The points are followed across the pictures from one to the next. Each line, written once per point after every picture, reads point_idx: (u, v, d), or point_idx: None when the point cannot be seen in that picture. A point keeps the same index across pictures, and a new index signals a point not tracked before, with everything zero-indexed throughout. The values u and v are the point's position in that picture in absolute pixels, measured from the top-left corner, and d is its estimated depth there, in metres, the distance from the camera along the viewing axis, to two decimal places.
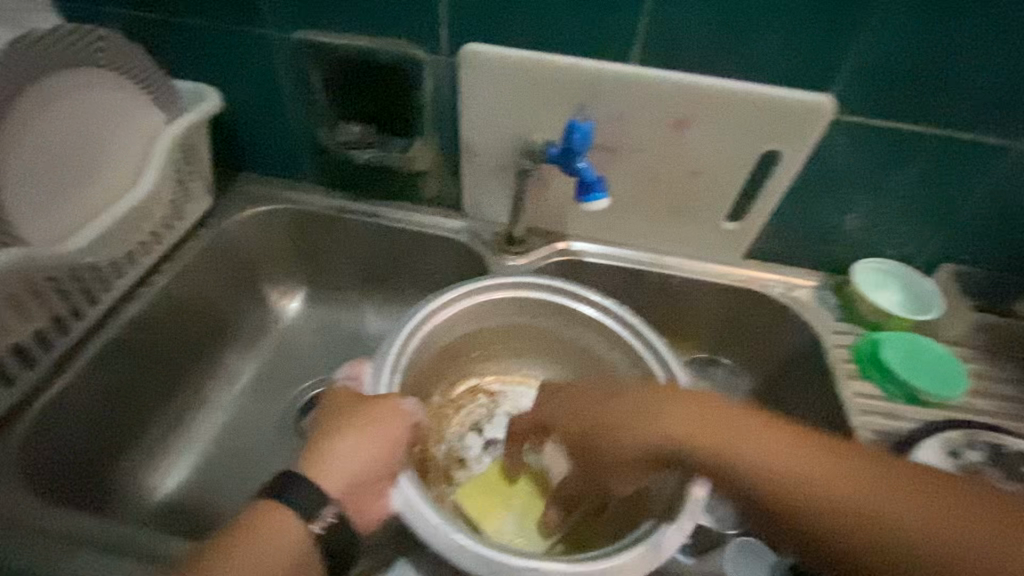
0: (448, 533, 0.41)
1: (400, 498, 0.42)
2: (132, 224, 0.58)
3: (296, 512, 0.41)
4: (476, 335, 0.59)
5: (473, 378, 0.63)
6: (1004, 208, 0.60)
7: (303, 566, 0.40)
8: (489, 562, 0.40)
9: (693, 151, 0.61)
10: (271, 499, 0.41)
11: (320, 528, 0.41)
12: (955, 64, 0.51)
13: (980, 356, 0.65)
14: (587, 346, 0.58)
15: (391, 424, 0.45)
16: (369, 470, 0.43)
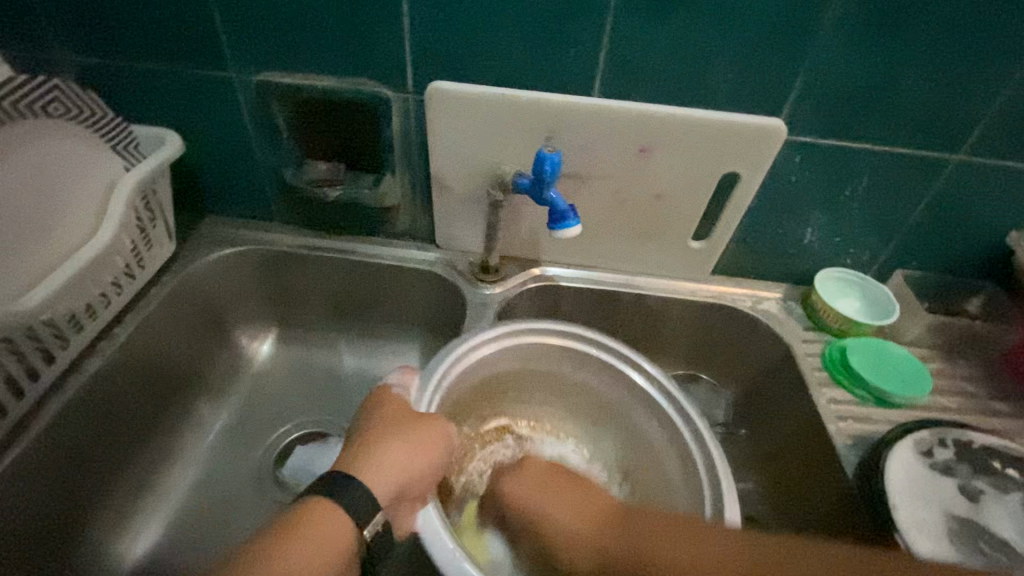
0: (459, 560, 0.41)
1: (424, 520, 0.43)
2: (90, 277, 0.56)
3: (347, 513, 0.42)
4: (503, 376, 0.61)
5: (504, 419, 0.64)
6: (947, 214, 0.64)
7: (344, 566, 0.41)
8: None
9: (654, 177, 0.63)
10: (322, 497, 0.42)
11: (370, 533, 0.42)
12: (894, 87, 0.55)
13: (938, 357, 0.68)
14: (586, 379, 0.62)
15: (432, 444, 0.47)
16: (401, 486, 0.45)
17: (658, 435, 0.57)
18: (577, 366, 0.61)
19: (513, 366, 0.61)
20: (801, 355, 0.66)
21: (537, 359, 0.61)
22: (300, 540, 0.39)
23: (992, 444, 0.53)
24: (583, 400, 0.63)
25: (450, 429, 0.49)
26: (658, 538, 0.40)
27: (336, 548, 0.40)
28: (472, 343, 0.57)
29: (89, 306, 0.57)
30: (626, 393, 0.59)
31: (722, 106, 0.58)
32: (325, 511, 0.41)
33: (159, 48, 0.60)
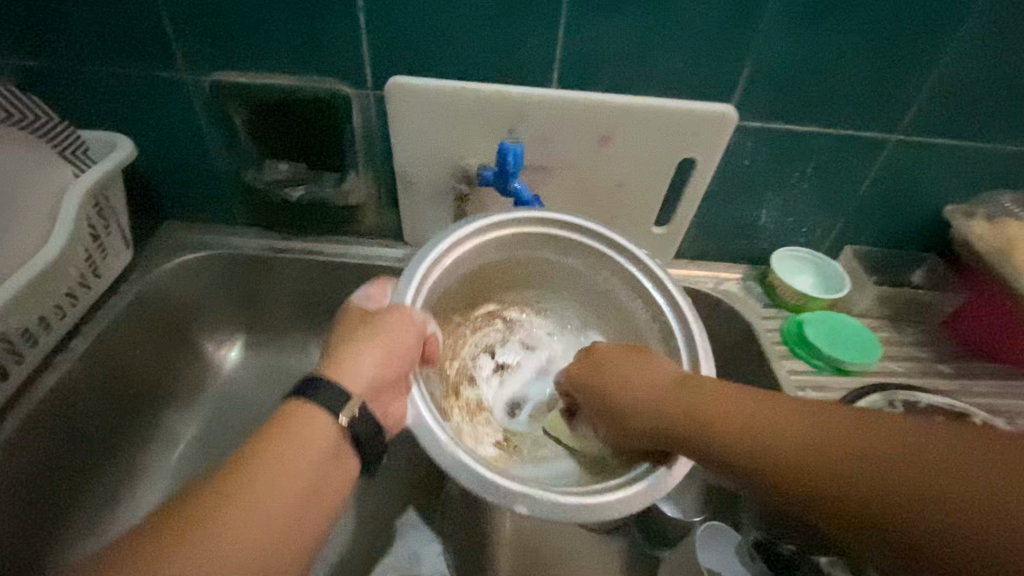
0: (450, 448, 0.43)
1: (413, 413, 0.44)
2: (43, 289, 0.53)
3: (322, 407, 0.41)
4: (487, 267, 0.60)
5: (492, 304, 0.64)
6: (889, 191, 0.68)
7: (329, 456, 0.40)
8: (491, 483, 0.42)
9: (614, 165, 0.65)
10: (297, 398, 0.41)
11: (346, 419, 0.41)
12: (834, 72, 0.58)
13: (885, 325, 0.73)
14: (576, 268, 0.60)
15: (397, 332, 0.46)
16: (379, 375, 0.45)
17: (649, 318, 0.57)
18: (566, 253, 0.59)
19: (497, 258, 0.59)
20: (761, 330, 0.69)
21: (522, 250, 0.59)
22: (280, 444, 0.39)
23: (932, 403, 0.57)
24: (573, 284, 0.62)
25: (412, 317, 0.47)
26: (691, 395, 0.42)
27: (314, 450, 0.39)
28: (455, 239, 0.54)
29: (44, 320, 0.55)
30: (614, 277, 0.59)
31: (675, 94, 0.60)
32: (304, 415, 0.40)
33: (104, 51, 0.58)
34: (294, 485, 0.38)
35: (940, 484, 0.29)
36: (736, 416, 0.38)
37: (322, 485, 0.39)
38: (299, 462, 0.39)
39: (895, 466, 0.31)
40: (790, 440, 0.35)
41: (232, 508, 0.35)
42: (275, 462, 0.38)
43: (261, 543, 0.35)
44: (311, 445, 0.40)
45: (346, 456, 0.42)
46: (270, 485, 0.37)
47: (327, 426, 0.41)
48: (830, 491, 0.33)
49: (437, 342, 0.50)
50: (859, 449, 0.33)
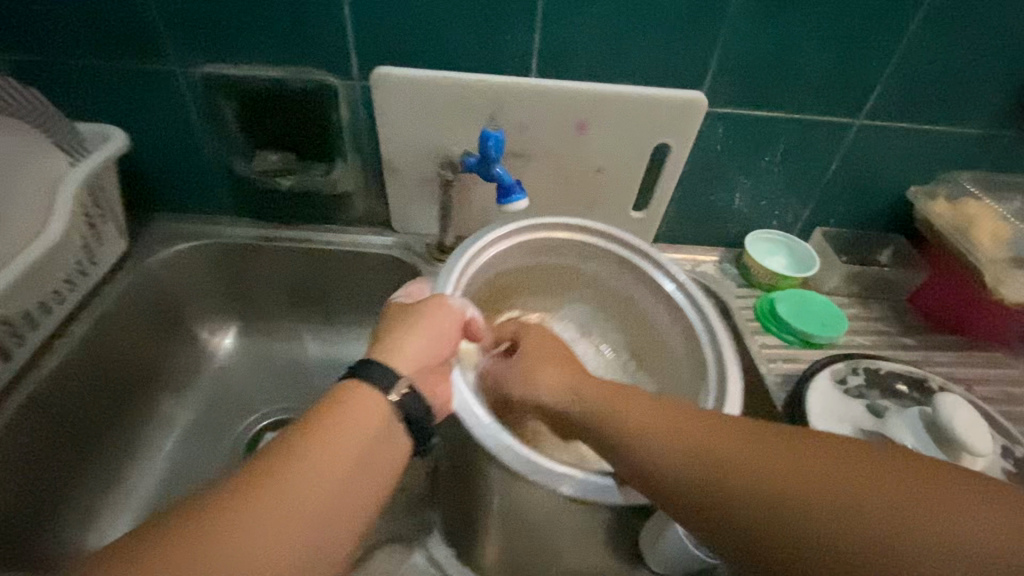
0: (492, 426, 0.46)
1: (457, 396, 0.46)
2: (42, 274, 0.55)
3: (375, 387, 0.40)
4: (514, 272, 0.63)
5: (515, 311, 0.66)
6: (855, 174, 0.71)
7: (384, 435, 0.39)
8: (528, 461, 0.45)
9: (592, 151, 0.67)
10: (351, 377, 0.40)
11: (397, 397, 0.40)
12: (798, 59, 0.61)
13: (854, 302, 0.76)
14: (597, 275, 0.63)
15: (440, 317, 0.48)
16: (426, 356, 0.45)
17: (668, 321, 0.60)
18: (588, 259, 0.62)
19: (523, 264, 0.63)
20: (735, 308, 0.72)
21: (546, 254, 0.63)
22: (326, 428, 0.37)
23: (894, 370, 0.60)
24: (594, 291, 0.65)
25: (453, 304, 0.49)
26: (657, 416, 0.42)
27: (364, 432, 0.38)
28: (483, 242, 0.58)
29: (42, 305, 0.57)
30: (637, 282, 0.61)
31: (649, 82, 0.63)
32: (359, 394, 0.39)
33: (96, 45, 0.60)
34: (352, 474, 0.36)
35: (897, 509, 0.32)
36: (711, 450, 0.38)
37: (376, 469, 0.38)
38: (355, 450, 0.37)
39: (866, 494, 0.33)
40: (762, 469, 0.35)
41: (290, 494, 0.34)
42: (330, 450, 0.36)
43: (323, 529, 0.34)
44: (368, 430, 0.38)
45: (401, 440, 0.41)
46: (328, 472, 0.35)
47: (383, 411, 0.40)
48: (804, 530, 0.33)
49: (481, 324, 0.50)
50: (827, 483, 0.34)
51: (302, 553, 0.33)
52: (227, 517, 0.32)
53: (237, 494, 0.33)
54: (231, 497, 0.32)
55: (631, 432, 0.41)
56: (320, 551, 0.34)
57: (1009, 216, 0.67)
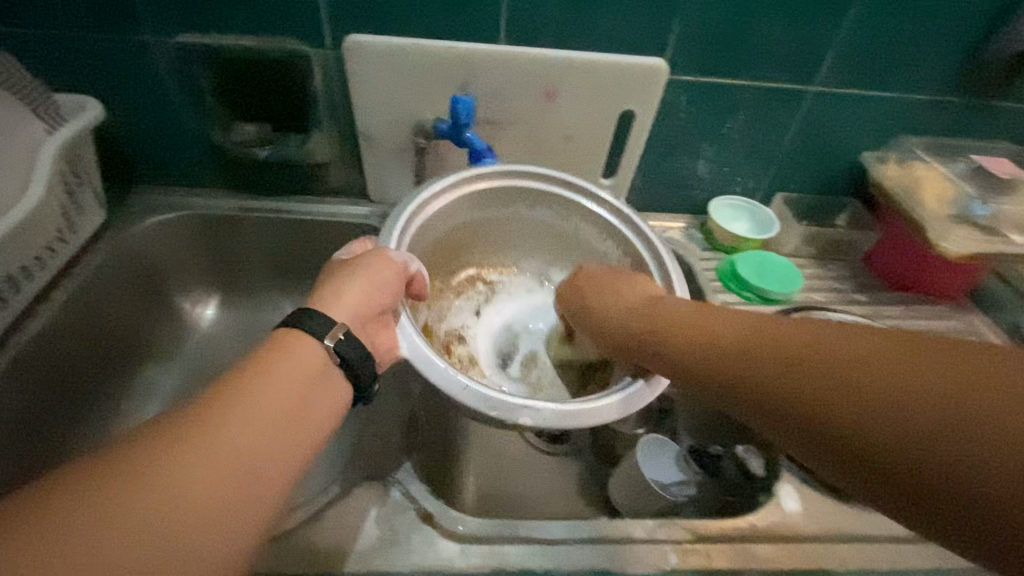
0: (452, 374, 0.45)
1: (407, 343, 0.46)
2: (23, 239, 0.57)
3: (309, 333, 0.40)
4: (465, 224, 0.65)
5: (472, 270, 0.70)
6: (811, 140, 0.75)
7: (316, 377, 0.38)
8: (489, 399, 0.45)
9: (561, 119, 0.70)
10: (285, 326, 0.40)
11: (333, 340, 0.40)
12: (756, 27, 0.64)
13: (812, 263, 0.80)
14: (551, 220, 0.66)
15: (377, 263, 0.47)
16: (365, 303, 0.45)
17: (614, 253, 0.63)
18: (538, 206, 0.64)
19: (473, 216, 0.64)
20: (699, 269, 0.76)
21: (494, 205, 0.64)
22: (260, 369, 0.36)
23: (843, 320, 0.66)
24: (549, 236, 0.68)
25: (392, 257, 0.49)
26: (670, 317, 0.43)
27: (294, 373, 0.37)
28: (423, 197, 0.57)
29: (25, 269, 0.58)
30: (586, 223, 0.64)
31: (614, 50, 0.66)
32: (291, 340, 0.39)
33: (68, 14, 0.61)
34: (281, 404, 0.35)
35: (949, 394, 0.26)
36: (731, 347, 0.36)
37: (311, 405, 0.37)
38: (286, 386, 0.36)
39: (911, 378, 0.27)
40: (789, 357, 0.32)
41: (211, 423, 0.32)
42: (254, 385, 0.35)
43: (250, 458, 0.32)
44: (298, 368, 0.37)
45: (335, 378, 0.40)
46: (253, 401, 0.34)
47: (316, 349, 0.39)
48: (830, 414, 0.29)
49: (425, 277, 0.51)
50: (864, 368, 0.29)
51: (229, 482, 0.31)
52: (144, 451, 0.30)
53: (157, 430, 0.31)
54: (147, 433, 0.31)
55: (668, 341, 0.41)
56: (251, 483, 0.32)
57: (953, 175, 0.71)
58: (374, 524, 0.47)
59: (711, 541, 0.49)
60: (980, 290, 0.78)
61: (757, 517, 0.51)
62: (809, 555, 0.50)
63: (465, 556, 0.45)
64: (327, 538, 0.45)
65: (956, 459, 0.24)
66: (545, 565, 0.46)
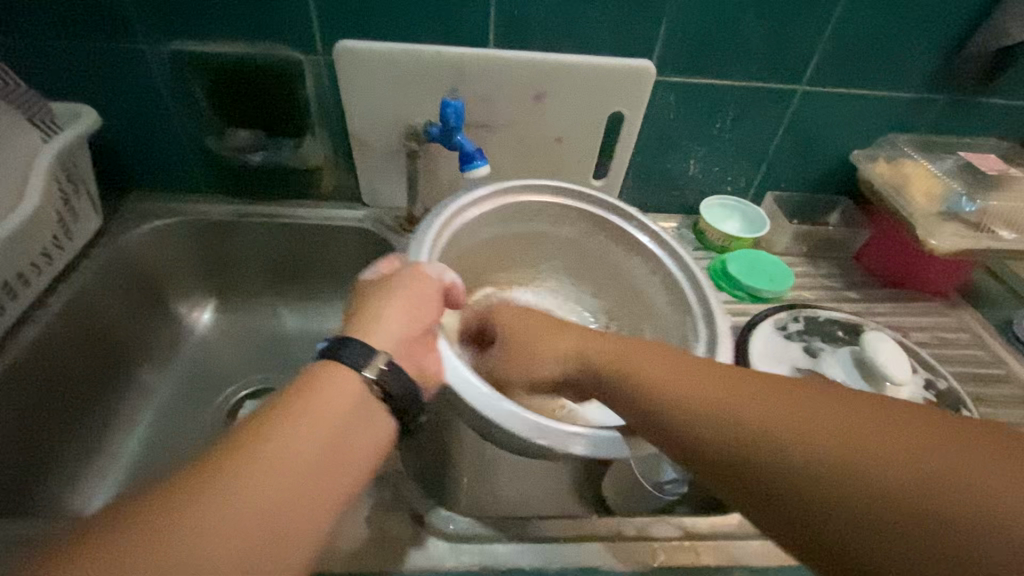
0: (497, 401, 0.44)
1: (449, 370, 0.45)
2: (21, 246, 0.57)
3: (351, 367, 0.38)
4: (488, 242, 0.65)
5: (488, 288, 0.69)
6: (801, 139, 0.75)
7: (362, 413, 0.37)
8: (537, 425, 0.43)
9: (551, 120, 0.71)
10: (323, 359, 0.38)
11: (374, 372, 0.38)
12: (743, 28, 0.64)
13: (803, 261, 0.81)
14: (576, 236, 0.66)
15: (416, 281, 0.47)
16: (412, 326, 0.44)
17: (646, 276, 0.63)
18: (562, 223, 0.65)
19: (499, 230, 0.65)
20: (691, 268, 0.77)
21: (519, 220, 0.65)
22: (302, 404, 0.35)
23: (834, 318, 0.66)
24: (571, 254, 0.68)
25: (429, 273, 0.49)
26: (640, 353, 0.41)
27: (338, 411, 0.36)
28: (458, 206, 0.59)
29: (22, 276, 0.59)
30: (610, 242, 0.65)
31: (601, 52, 0.66)
32: (333, 373, 0.37)
33: (63, 24, 0.62)
34: (314, 447, 0.34)
35: (910, 488, 0.28)
36: (706, 392, 0.36)
37: (343, 452, 0.35)
38: (316, 437, 0.34)
39: (876, 467, 0.29)
40: (760, 418, 0.33)
41: (241, 491, 0.30)
42: (282, 441, 0.33)
43: (288, 528, 0.31)
44: (328, 414, 0.35)
45: (375, 415, 0.38)
46: (281, 456, 0.32)
47: (353, 385, 0.38)
48: (785, 476, 0.31)
49: (461, 291, 0.51)
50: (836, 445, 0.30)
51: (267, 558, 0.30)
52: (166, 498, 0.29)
53: (179, 495, 0.29)
54: (171, 505, 0.29)
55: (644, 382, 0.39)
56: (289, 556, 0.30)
57: (942, 174, 0.71)
58: (365, 524, 0.47)
59: (701, 537, 0.49)
60: (969, 287, 0.79)
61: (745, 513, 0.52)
62: None
63: (455, 555, 0.46)
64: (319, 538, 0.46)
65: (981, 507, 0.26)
66: (535, 563, 0.46)
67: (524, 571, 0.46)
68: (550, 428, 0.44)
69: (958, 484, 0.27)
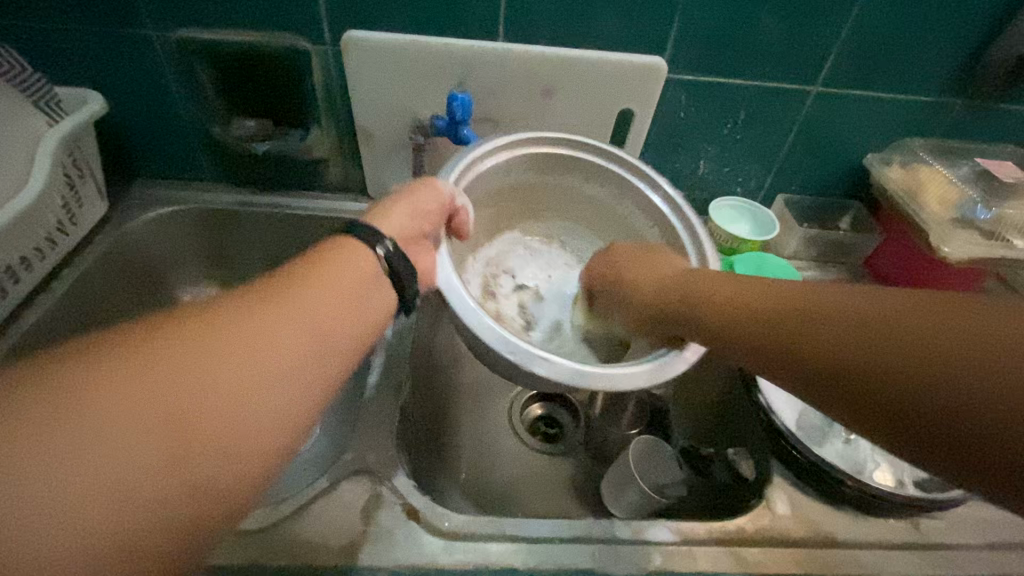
0: (477, 312, 0.45)
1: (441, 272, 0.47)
2: (26, 230, 0.58)
3: (362, 246, 0.42)
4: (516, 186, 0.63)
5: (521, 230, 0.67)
6: (813, 141, 0.74)
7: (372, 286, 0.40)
8: (509, 342, 0.44)
9: (560, 116, 0.70)
10: (338, 236, 0.42)
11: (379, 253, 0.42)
12: (757, 27, 0.63)
13: (811, 265, 0.80)
14: (596, 197, 0.63)
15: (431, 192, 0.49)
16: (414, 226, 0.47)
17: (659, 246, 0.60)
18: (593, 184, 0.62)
19: (528, 180, 0.62)
20: None
21: (546, 172, 0.62)
22: (332, 270, 0.39)
23: None
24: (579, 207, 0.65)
25: (442, 187, 0.50)
26: (706, 286, 0.44)
27: (358, 279, 0.40)
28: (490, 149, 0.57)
29: (25, 261, 0.59)
30: (635, 209, 0.61)
31: (612, 48, 0.65)
32: (347, 250, 0.41)
33: (70, 8, 0.61)
34: (312, 312, 0.35)
35: (993, 391, 0.25)
36: (780, 306, 0.37)
37: (325, 342, 0.35)
38: (299, 312, 0.35)
39: (893, 318, 0.31)
40: (824, 316, 0.34)
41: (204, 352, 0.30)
42: (258, 312, 0.33)
43: (252, 377, 0.31)
44: (328, 292, 0.37)
45: (383, 287, 0.41)
46: (266, 323, 0.33)
47: (366, 262, 0.41)
48: (875, 383, 0.30)
49: (467, 213, 0.53)
50: (845, 315, 0.33)
51: (219, 423, 0.29)
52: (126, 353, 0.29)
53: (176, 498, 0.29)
54: (127, 350, 0.29)
55: (704, 311, 0.43)
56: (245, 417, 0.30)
57: (957, 179, 0.69)
58: (357, 517, 0.46)
59: (698, 543, 0.48)
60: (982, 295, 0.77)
61: (746, 520, 0.51)
62: (796, 559, 0.49)
63: (449, 553, 0.45)
64: (314, 530, 0.45)
65: None
66: (528, 562, 0.46)
67: (517, 571, 0.45)
68: (520, 345, 0.44)
69: (1013, 345, 0.26)
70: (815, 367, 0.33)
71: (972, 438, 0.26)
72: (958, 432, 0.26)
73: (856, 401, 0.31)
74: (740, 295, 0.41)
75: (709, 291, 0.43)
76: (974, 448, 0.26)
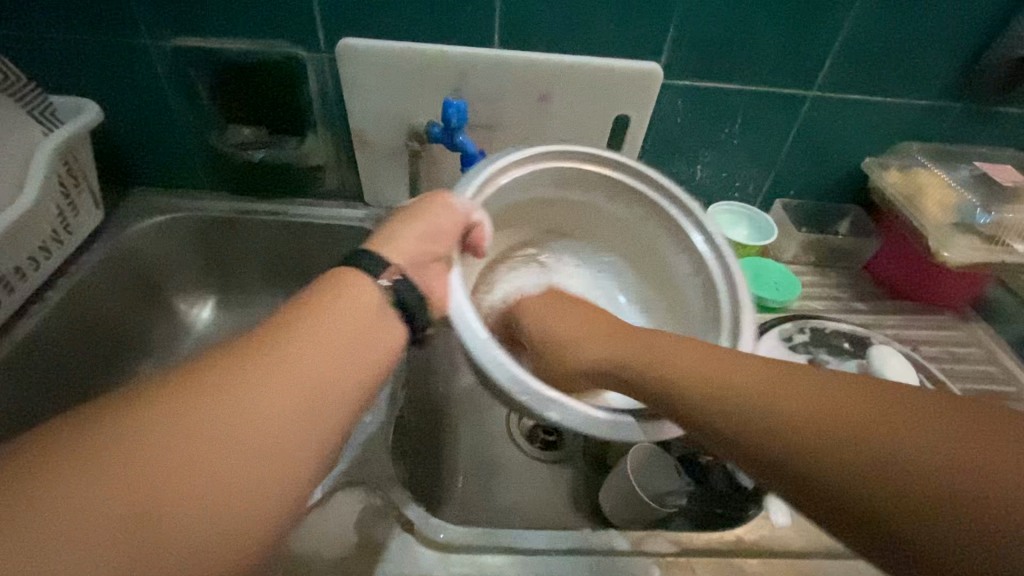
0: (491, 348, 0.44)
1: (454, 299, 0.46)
2: (20, 239, 0.57)
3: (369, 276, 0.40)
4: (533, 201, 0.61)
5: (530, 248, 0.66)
6: (811, 145, 0.74)
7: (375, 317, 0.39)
8: (522, 384, 0.43)
9: (556, 122, 0.70)
10: (346, 266, 0.40)
11: (386, 281, 0.41)
12: (753, 32, 0.63)
13: (810, 269, 0.79)
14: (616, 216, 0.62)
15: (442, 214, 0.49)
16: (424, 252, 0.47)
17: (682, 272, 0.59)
18: (616, 203, 0.60)
19: (546, 194, 0.61)
20: None
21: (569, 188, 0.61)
22: (336, 305, 0.37)
23: (842, 329, 0.65)
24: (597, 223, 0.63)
25: (457, 206, 0.50)
26: (658, 342, 0.42)
27: (365, 313, 0.38)
28: (494, 173, 0.55)
29: (20, 270, 0.59)
30: (654, 229, 0.60)
31: (607, 54, 0.65)
32: (356, 282, 0.40)
33: (65, 16, 0.61)
34: (314, 357, 0.34)
35: (939, 497, 0.27)
36: (731, 374, 0.36)
37: (319, 395, 0.33)
38: (294, 359, 0.33)
39: (846, 404, 0.31)
40: (785, 396, 0.33)
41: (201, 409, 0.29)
42: (252, 365, 0.32)
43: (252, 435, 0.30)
44: (331, 327, 0.36)
45: (389, 321, 0.40)
46: (269, 375, 0.32)
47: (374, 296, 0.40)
48: (833, 473, 0.30)
49: (484, 231, 0.52)
50: (804, 400, 0.33)
51: (188, 494, 0.27)
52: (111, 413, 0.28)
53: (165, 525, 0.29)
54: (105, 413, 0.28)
55: (655, 369, 0.40)
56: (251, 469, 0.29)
57: (956, 183, 0.69)
58: (352, 528, 0.46)
59: (697, 554, 0.48)
60: (982, 300, 0.77)
61: (745, 530, 0.50)
62: (796, 570, 0.49)
63: (445, 565, 0.45)
64: (308, 543, 0.45)
65: (979, 494, 0.26)
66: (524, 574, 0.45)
67: None
68: (535, 388, 0.43)
69: (960, 450, 0.28)
70: (769, 450, 0.32)
71: (914, 533, 0.27)
72: (908, 528, 0.27)
73: (806, 488, 0.31)
74: (693, 359, 0.39)
75: (653, 348, 0.42)
76: (921, 547, 0.27)
